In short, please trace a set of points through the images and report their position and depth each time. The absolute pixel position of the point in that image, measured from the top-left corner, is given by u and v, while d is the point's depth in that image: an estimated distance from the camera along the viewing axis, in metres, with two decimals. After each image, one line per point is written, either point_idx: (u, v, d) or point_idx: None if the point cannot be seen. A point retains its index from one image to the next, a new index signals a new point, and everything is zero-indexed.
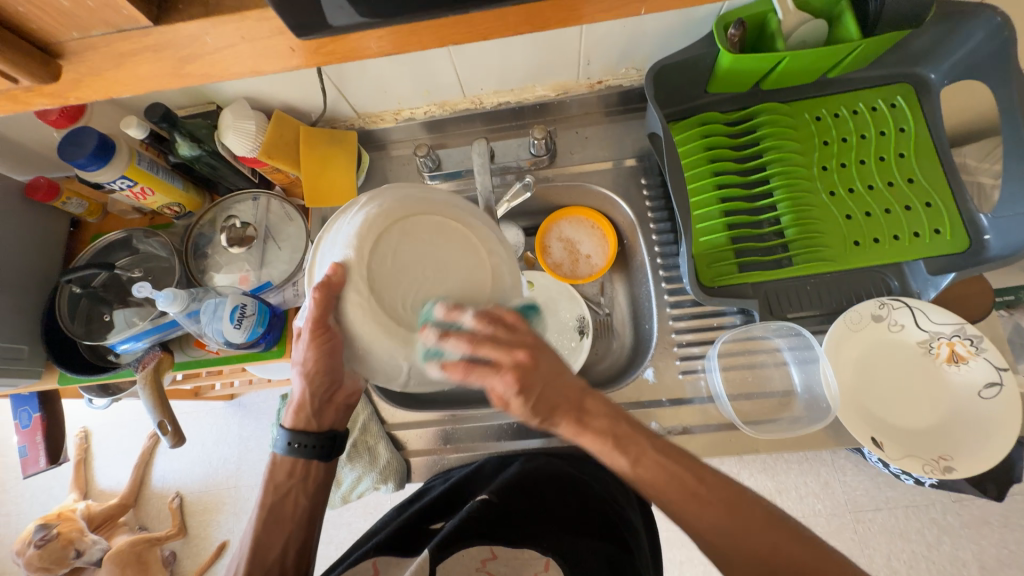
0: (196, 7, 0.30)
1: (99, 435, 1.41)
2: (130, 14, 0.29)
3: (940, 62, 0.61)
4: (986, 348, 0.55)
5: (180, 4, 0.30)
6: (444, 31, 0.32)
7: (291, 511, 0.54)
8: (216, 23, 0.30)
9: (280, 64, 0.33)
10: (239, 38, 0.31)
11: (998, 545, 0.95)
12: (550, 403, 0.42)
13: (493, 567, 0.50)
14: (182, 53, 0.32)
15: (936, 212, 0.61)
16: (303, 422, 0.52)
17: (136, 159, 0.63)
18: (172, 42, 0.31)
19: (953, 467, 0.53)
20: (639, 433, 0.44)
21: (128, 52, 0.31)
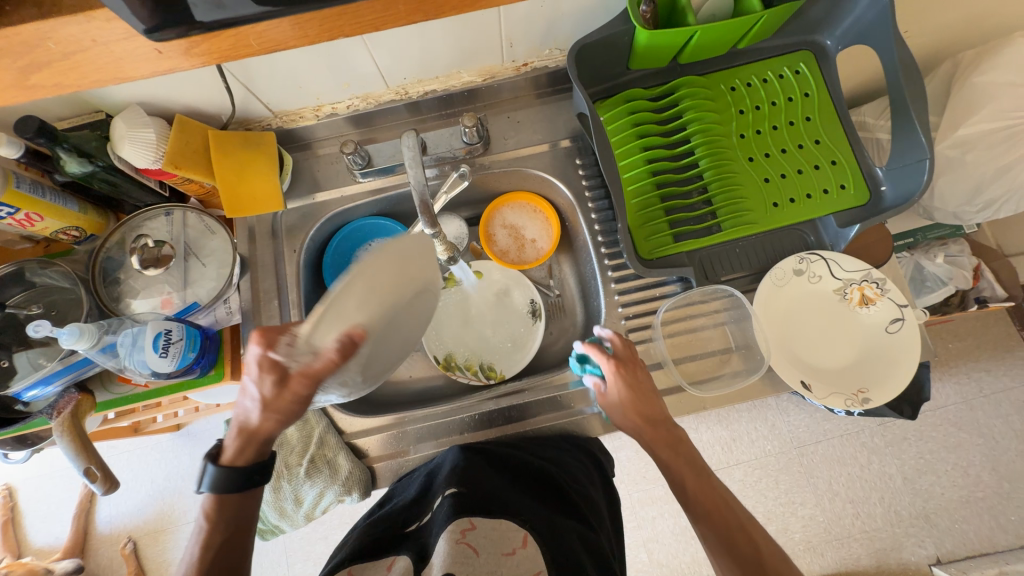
0: (29, 6, 0.26)
1: (27, 490, 1.27)
2: None
3: (833, 29, 0.65)
4: (889, 289, 0.62)
5: (9, 4, 0.26)
6: (336, 20, 0.31)
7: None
8: (56, 24, 0.26)
9: (150, 67, 0.31)
10: (92, 40, 0.28)
11: (916, 457, 1.09)
12: (655, 417, 0.55)
13: (473, 538, 0.47)
14: (24, 61, 0.28)
15: (841, 168, 0.66)
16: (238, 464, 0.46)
17: (13, 182, 0.55)
18: (12, 50, 0.27)
19: (869, 397, 0.60)
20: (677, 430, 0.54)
21: None
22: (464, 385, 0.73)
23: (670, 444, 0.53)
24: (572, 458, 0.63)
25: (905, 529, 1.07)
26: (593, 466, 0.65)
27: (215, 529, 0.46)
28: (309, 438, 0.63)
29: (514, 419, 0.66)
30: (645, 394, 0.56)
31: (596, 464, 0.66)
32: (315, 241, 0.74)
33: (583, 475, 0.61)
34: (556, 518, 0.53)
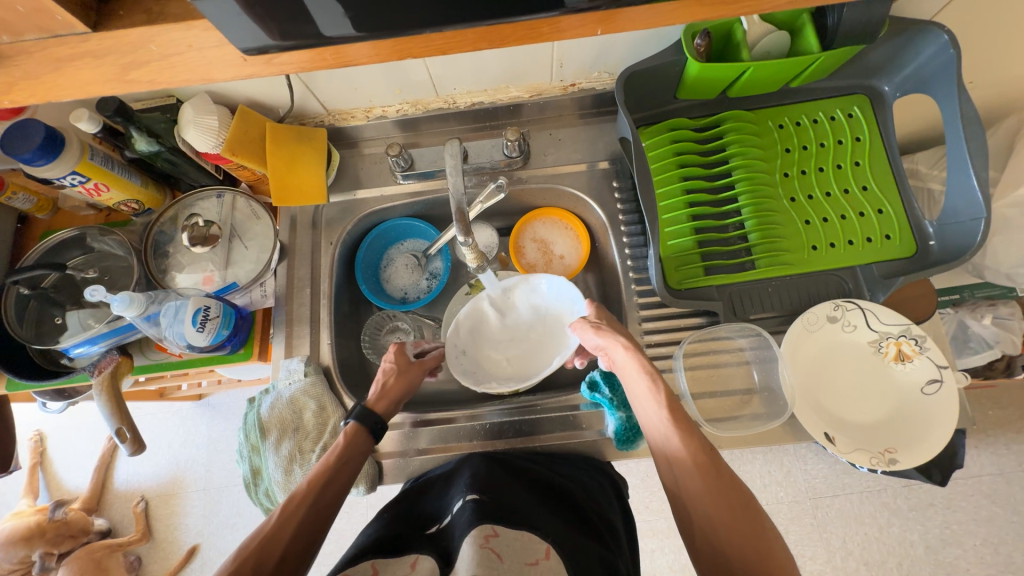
0: (139, 14, 0.28)
1: (56, 439, 1.35)
2: (65, 19, 0.27)
3: (893, 75, 0.64)
4: (929, 348, 0.59)
5: (121, 10, 0.29)
6: (413, 43, 0.31)
7: (287, 558, 0.45)
8: (159, 30, 0.28)
9: (232, 73, 0.31)
10: (188, 46, 0.29)
11: (942, 526, 1.02)
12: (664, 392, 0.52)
13: (497, 545, 0.46)
14: (126, 59, 0.29)
15: (887, 218, 0.64)
16: (375, 408, 0.58)
17: (87, 154, 0.60)
18: (118, 49, 0.29)
19: (897, 459, 0.57)
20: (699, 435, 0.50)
21: (66, 57, 0.29)
22: (477, 393, 0.74)
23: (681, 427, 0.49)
24: (591, 481, 0.62)
25: None
26: (611, 491, 0.63)
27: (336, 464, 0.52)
28: (323, 427, 0.65)
29: (523, 433, 0.66)
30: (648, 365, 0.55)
31: (615, 491, 0.64)
32: (351, 236, 0.77)
33: (602, 497, 0.60)
34: (576, 535, 0.52)
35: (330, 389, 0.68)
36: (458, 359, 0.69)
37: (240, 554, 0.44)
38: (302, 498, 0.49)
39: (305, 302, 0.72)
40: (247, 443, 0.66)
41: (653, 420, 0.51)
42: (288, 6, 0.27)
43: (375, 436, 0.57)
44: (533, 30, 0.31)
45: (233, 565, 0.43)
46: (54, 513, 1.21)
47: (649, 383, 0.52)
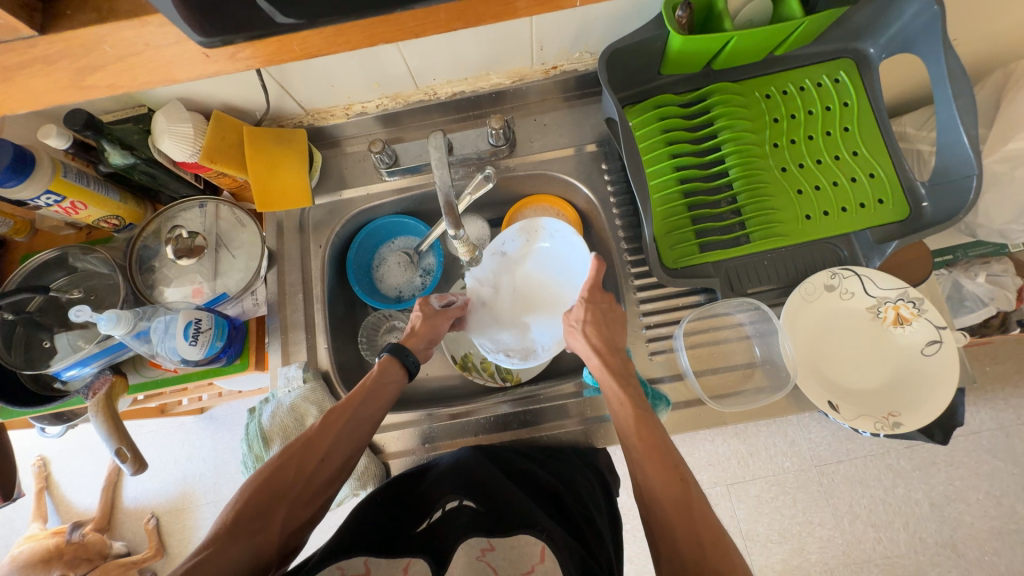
0: (88, 11, 0.29)
1: (59, 462, 1.34)
2: (9, 23, 0.27)
3: (878, 36, 0.63)
4: (927, 309, 0.59)
5: (69, 8, 0.29)
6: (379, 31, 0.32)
7: (326, 460, 0.52)
8: (111, 28, 0.29)
9: (193, 73, 0.33)
10: (144, 44, 0.30)
11: (945, 483, 1.04)
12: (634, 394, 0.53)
13: (493, 559, 0.49)
14: (81, 64, 0.30)
15: (880, 182, 0.63)
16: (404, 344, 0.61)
17: (60, 171, 0.58)
18: (69, 53, 0.29)
19: (901, 422, 0.57)
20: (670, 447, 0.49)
21: (15, 64, 0.29)
22: (479, 386, 0.74)
23: (646, 429, 0.50)
24: (581, 477, 0.61)
25: (930, 557, 1.02)
26: (600, 490, 0.62)
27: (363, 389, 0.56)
28: None
29: (529, 424, 0.66)
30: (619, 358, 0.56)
31: (603, 487, 0.63)
32: (341, 237, 0.76)
33: (589, 495, 0.59)
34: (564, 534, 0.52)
35: (330, 394, 0.67)
36: (481, 313, 0.69)
37: (275, 462, 0.50)
38: (339, 414, 0.54)
39: (299, 307, 0.71)
40: (251, 454, 0.65)
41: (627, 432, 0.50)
42: None
43: (409, 371, 0.60)
44: (497, 5, 0.31)
45: (272, 467, 0.49)
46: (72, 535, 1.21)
47: (614, 388, 0.53)
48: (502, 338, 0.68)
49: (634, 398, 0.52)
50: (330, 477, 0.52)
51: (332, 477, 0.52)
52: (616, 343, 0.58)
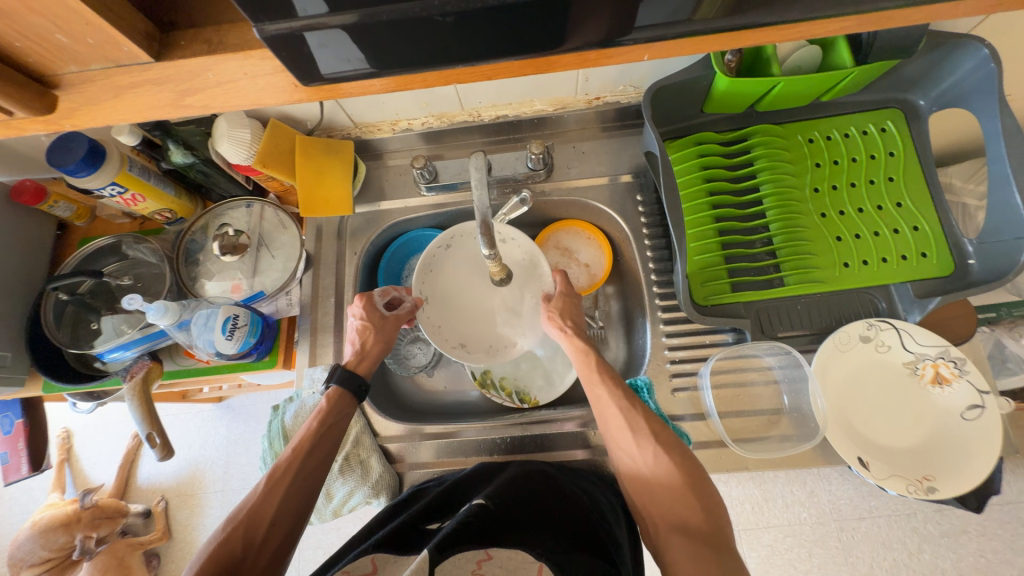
0: (199, 44, 0.29)
1: (82, 436, 1.39)
2: (131, 50, 0.29)
3: (929, 89, 0.62)
4: (969, 371, 0.57)
5: (183, 39, 0.30)
6: (449, 71, 0.30)
7: (275, 523, 0.50)
8: (219, 60, 0.29)
9: (283, 100, 0.30)
10: (243, 74, 0.29)
11: (976, 555, 0.98)
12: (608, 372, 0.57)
13: (489, 569, 0.46)
14: (183, 85, 0.30)
15: (923, 235, 0.62)
16: (356, 372, 0.61)
17: (126, 166, 0.61)
18: (176, 77, 0.30)
19: (936, 487, 0.55)
20: (643, 407, 0.54)
21: (127, 85, 0.30)
22: (496, 405, 0.74)
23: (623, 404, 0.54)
24: (600, 493, 0.60)
25: None
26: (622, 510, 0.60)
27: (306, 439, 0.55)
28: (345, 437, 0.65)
29: (545, 448, 0.66)
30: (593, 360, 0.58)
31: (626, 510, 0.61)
32: (375, 245, 0.78)
33: (609, 509, 0.57)
34: (578, 548, 0.50)
35: None
36: (428, 309, 0.64)
37: (222, 535, 0.48)
38: (284, 472, 0.52)
39: (330, 311, 0.73)
40: (270, 451, 0.66)
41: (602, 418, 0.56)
42: (344, 47, 0.27)
43: (357, 398, 0.60)
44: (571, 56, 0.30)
45: (217, 544, 0.47)
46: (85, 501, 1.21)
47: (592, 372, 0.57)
48: (460, 342, 0.64)
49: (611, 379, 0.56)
50: (284, 543, 0.50)
51: (285, 543, 0.50)
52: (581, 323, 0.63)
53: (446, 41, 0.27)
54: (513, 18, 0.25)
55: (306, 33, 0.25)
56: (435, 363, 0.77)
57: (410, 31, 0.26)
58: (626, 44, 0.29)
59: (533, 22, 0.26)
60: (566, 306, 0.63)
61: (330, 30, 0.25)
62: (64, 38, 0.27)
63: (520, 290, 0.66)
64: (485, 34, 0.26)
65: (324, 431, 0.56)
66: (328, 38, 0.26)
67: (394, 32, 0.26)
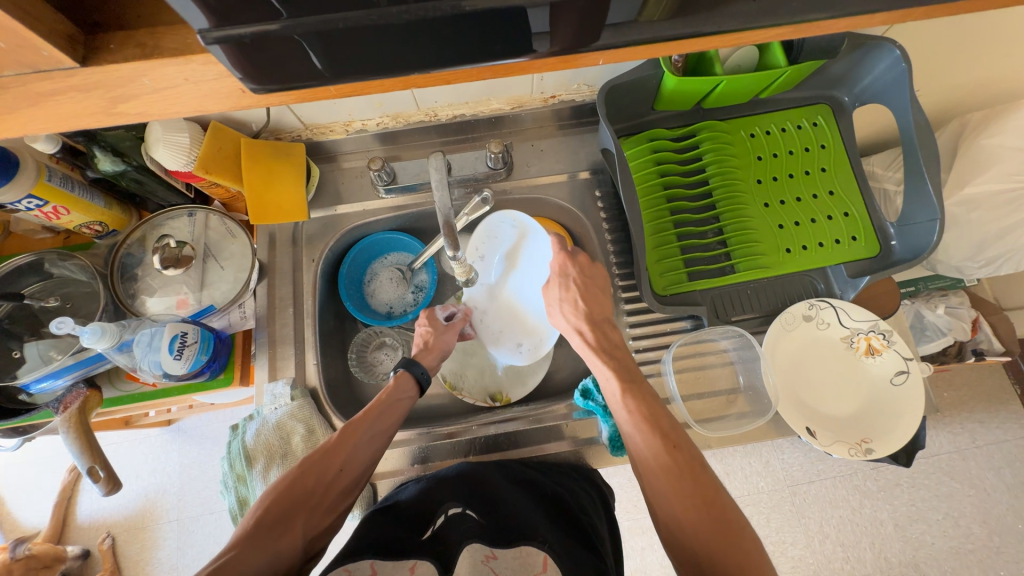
0: (132, 48, 0.27)
1: (8, 476, 1.25)
2: (52, 54, 0.26)
3: (851, 86, 0.68)
4: (895, 341, 0.63)
5: (112, 43, 0.27)
6: (407, 77, 0.30)
7: (344, 470, 0.51)
8: (155, 66, 0.27)
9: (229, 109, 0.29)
10: (184, 81, 0.28)
11: (908, 504, 1.09)
12: (647, 398, 0.53)
13: (496, 566, 0.48)
14: (114, 93, 0.28)
15: (853, 220, 0.68)
16: (422, 360, 0.62)
17: (45, 175, 0.55)
18: (107, 84, 0.27)
19: (873, 448, 0.60)
20: (683, 440, 0.50)
21: (46, 93, 0.27)
22: (468, 405, 0.74)
23: (650, 424, 0.50)
24: (577, 485, 0.61)
25: None
26: (599, 500, 0.62)
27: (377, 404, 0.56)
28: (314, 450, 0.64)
29: (519, 444, 0.67)
30: (630, 375, 0.55)
31: (600, 496, 0.63)
32: (334, 251, 0.75)
33: (586, 500, 0.59)
34: (567, 539, 0.51)
35: (318, 412, 0.66)
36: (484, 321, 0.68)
37: (296, 470, 0.49)
38: (358, 427, 0.53)
39: (289, 321, 0.70)
40: (232, 473, 0.63)
41: (635, 443, 0.51)
42: (294, 53, 0.26)
43: (420, 385, 0.60)
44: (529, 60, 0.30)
45: (288, 478, 0.48)
46: (16, 551, 1.12)
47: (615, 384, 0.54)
48: (508, 341, 0.68)
49: (644, 400, 0.53)
50: (348, 494, 0.51)
51: (348, 495, 0.51)
52: (600, 315, 0.60)
53: (404, 48, 0.26)
54: (472, 27, 0.26)
55: (259, 43, 0.24)
56: None
57: (367, 38, 0.25)
58: (583, 51, 0.29)
59: (491, 32, 0.26)
60: (583, 293, 0.61)
61: (289, 39, 0.25)
62: None
63: (523, 272, 0.67)
64: (444, 43, 0.26)
65: (392, 401, 0.57)
66: (276, 46, 0.25)
67: (351, 39, 0.25)
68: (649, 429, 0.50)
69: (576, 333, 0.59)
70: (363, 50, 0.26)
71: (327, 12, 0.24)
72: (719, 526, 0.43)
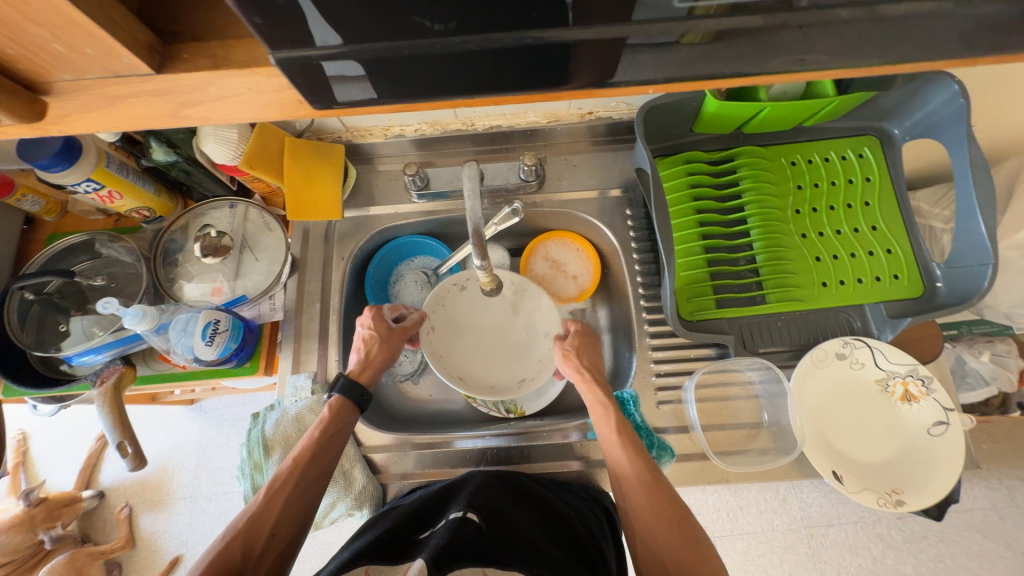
0: (203, 58, 0.29)
1: (40, 439, 1.32)
2: (131, 62, 0.27)
3: (902, 119, 0.66)
4: (935, 389, 0.60)
5: (186, 52, 0.29)
6: (452, 99, 0.30)
7: (275, 533, 0.51)
8: (222, 76, 0.28)
9: (285, 117, 0.30)
10: (246, 90, 0.29)
11: (935, 560, 1.02)
12: (632, 438, 0.56)
13: None
14: (182, 98, 0.29)
15: (896, 258, 0.65)
16: (358, 380, 0.62)
17: (104, 162, 0.59)
18: (176, 89, 0.29)
19: (904, 500, 0.57)
20: (663, 479, 0.53)
21: (122, 95, 0.29)
22: (482, 415, 0.74)
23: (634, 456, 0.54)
24: (587, 508, 0.60)
25: None
26: (608, 525, 0.61)
27: (310, 446, 0.57)
28: None
29: (530, 459, 0.66)
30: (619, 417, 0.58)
31: (608, 521, 0.61)
32: (363, 251, 0.77)
33: (594, 524, 0.58)
34: (570, 562, 0.49)
35: None
36: (433, 338, 0.63)
37: (222, 543, 0.49)
38: (285, 482, 0.54)
39: (315, 316, 0.71)
40: (249, 461, 0.64)
41: (618, 475, 0.55)
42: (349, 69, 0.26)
43: (359, 408, 0.62)
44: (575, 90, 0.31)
45: (218, 550, 0.48)
46: (29, 497, 1.16)
47: (606, 417, 0.58)
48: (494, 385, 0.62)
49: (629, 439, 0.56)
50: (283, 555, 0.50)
51: (285, 554, 0.51)
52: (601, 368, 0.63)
53: (456, 73, 0.27)
54: (524, 54, 0.26)
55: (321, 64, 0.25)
56: (421, 371, 0.76)
57: (421, 63, 0.26)
58: (631, 84, 0.30)
59: (544, 62, 0.27)
60: (583, 341, 0.64)
61: (347, 61, 0.25)
62: (60, 48, 0.26)
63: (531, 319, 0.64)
64: (495, 69, 0.27)
65: (325, 440, 0.58)
66: (336, 66, 0.26)
67: (408, 62, 0.26)
68: (635, 454, 0.54)
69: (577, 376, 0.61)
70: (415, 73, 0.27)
71: (387, 40, 0.25)
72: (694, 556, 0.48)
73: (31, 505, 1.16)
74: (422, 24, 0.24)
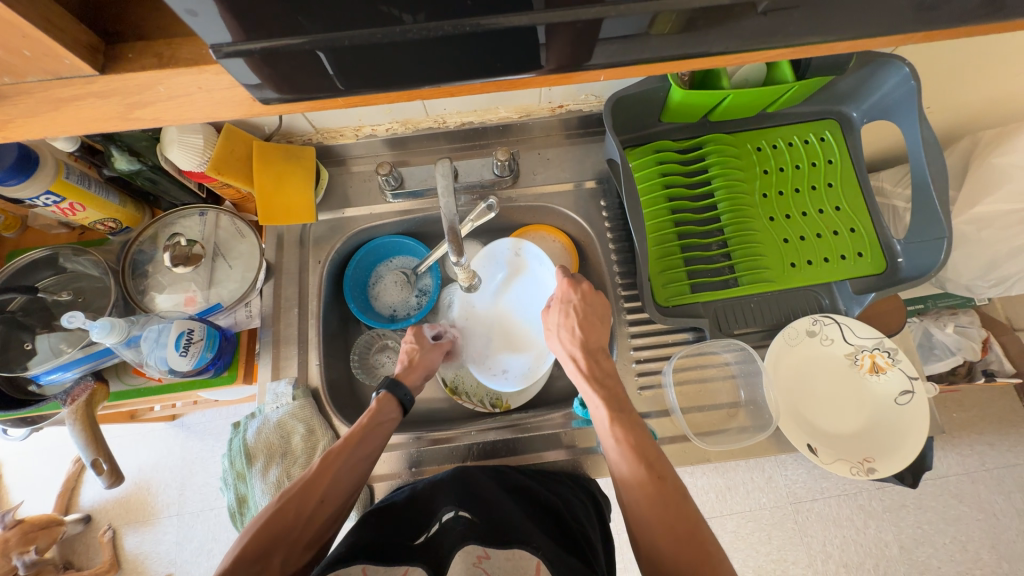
0: (149, 57, 0.28)
1: (14, 466, 1.27)
2: (72, 63, 0.27)
3: (859, 102, 0.68)
4: (901, 360, 0.62)
5: (131, 52, 0.28)
6: (412, 91, 0.30)
7: (325, 500, 0.52)
8: (171, 75, 0.28)
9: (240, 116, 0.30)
10: (198, 88, 0.29)
11: (914, 526, 1.06)
12: (634, 427, 0.54)
13: (489, 565, 0.49)
14: (131, 99, 0.29)
15: (859, 236, 0.67)
16: (404, 380, 0.64)
17: (63, 172, 0.57)
18: (124, 90, 0.28)
19: (875, 468, 0.59)
20: (668, 473, 0.50)
21: (67, 98, 0.28)
22: (467, 411, 0.74)
23: (632, 448, 0.52)
24: (572, 495, 0.61)
25: None
26: (593, 509, 0.62)
27: (359, 427, 0.57)
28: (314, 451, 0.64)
29: (517, 451, 0.67)
30: (625, 403, 0.56)
31: (595, 506, 0.63)
32: (340, 254, 0.76)
33: (580, 509, 0.59)
34: (557, 546, 0.51)
35: (319, 412, 0.67)
36: (470, 337, 0.69)
37: (277, 503, 0.50)
38: (337, 454, 0.55)
39: (293, 321, 0.71)
40: (231, 471, 0.64)
41: (617, 468, 0.52)
42: (301, 64, 0.26)
43: (403, 405, 0.62)
44: (531, 81, 0.31)
45: (272, 511, 0.50)
46: (3, 520, 1.12)
47: (601, 407, 0.55)
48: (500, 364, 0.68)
49: (629, 429, 0.53)
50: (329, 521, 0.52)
51: (329, 524, 0.52)
52: (598, 345, 0.60)
53: (410, 63, 0.27)
54: (475, 42, 0.26)
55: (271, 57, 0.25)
56: None
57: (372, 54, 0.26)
58: (587, 69, 0.30)
59: (496, 50, 0.27)
60: (582, 320, 0.61)
61: (302, 52, 0.25)
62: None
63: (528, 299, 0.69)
64: (451, 57, 0.27)
65: (375, 425, 0.58)
66: (286, 59, 0.26)
67: (361, 53, 0.26)
68: (636, 458, 0.51)
69: (571, 366, 0.59)
70: (368, 65, 0.27)
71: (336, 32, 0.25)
72: (698, 555, 0.45)
73: (4, 528, 1.13)
74: (388, 13, 0.25)
